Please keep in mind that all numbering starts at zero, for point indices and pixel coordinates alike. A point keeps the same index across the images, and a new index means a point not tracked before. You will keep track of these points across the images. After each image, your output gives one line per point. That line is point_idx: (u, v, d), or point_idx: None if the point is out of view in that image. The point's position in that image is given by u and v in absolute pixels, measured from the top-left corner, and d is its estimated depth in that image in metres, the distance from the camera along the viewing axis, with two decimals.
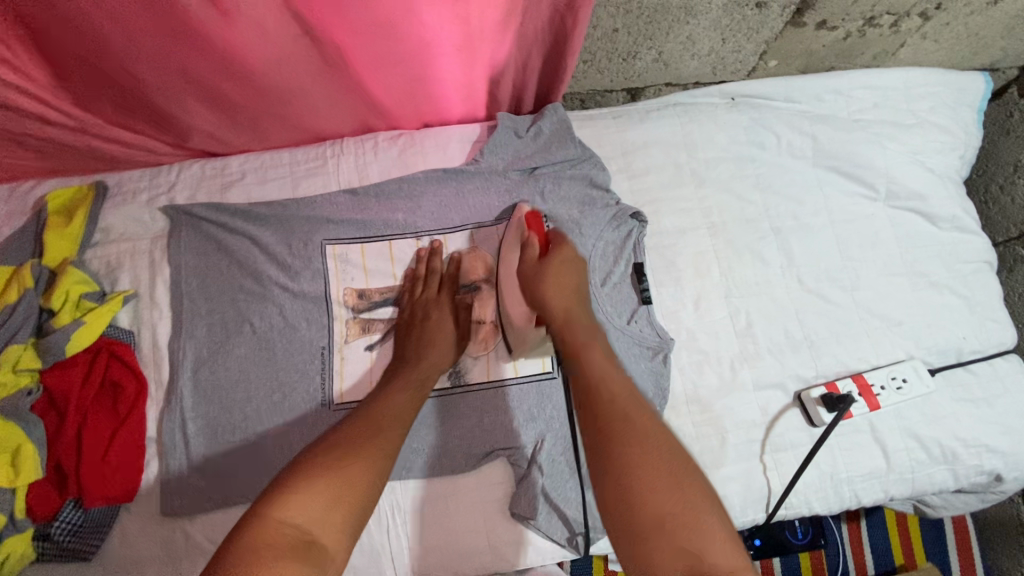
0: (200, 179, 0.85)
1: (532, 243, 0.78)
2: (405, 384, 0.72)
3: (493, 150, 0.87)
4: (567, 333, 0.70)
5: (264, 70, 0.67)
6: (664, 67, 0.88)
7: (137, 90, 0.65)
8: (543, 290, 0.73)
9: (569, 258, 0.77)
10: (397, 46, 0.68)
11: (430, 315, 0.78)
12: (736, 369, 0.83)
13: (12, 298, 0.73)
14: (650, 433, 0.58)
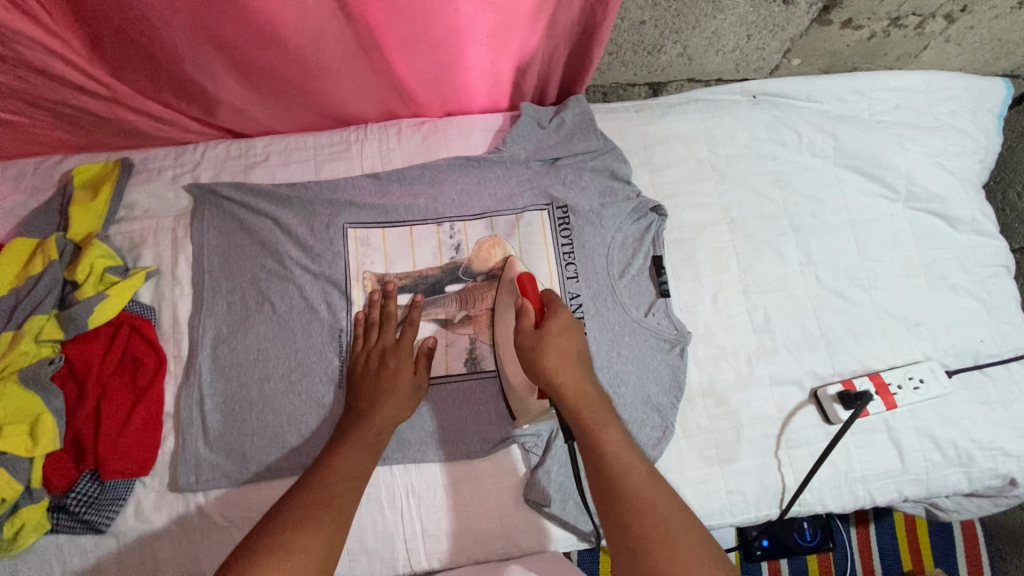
0: (224, 159, 0.85)
1: (526, 312, 0.72)
2: (354, 442, 0.69)
3: (516, 139, 0.88)
4: (578, 415, 0.66)
5: (295, 46, 0.67)
6: (687, 62, 0.89)
7: (168, 59, 0.66)
8: (543, 368, 0.68)
9: (570, 324, 0.71)
10: (430, 27, 0.68)
11: (386, 364, 0.74)
12: (753, 365, 0.82)
13: (37, 269, 0.74)
14: (665, 534, 0.56)
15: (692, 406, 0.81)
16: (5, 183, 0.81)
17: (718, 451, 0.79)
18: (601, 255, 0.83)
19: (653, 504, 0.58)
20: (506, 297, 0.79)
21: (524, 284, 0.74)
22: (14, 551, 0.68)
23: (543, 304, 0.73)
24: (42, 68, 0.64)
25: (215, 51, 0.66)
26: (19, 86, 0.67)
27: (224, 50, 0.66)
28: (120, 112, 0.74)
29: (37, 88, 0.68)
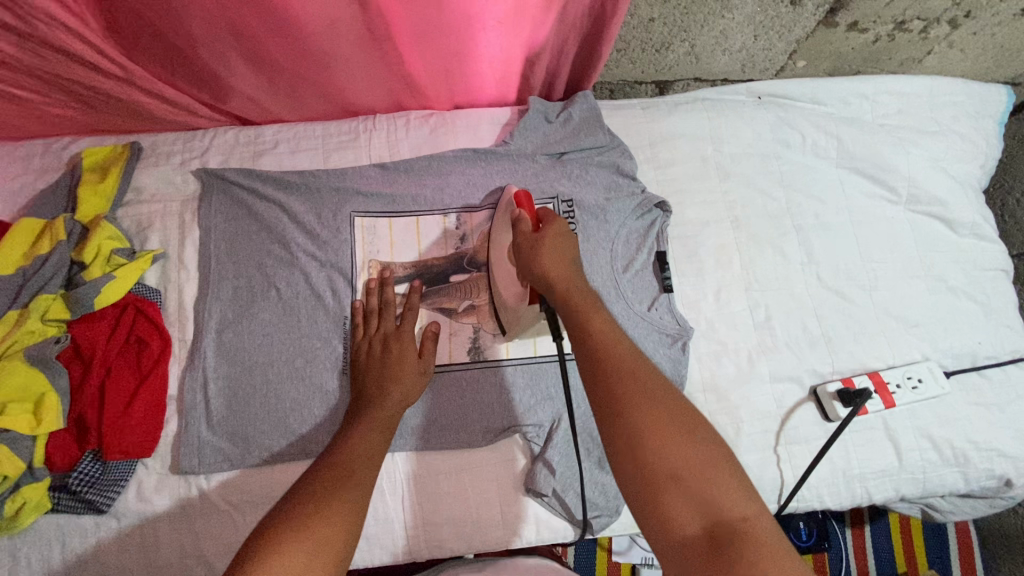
0: (233, 146, 0.86)
1: (522, 220, 0.71)
2: (366, 428, 0.67)
3: (523, 133, 0.88)
4: (568, 300, 0.63)
5: (312, 32, 0.67)
6: (694, 61, 0.90)
7: (185, 43, 0.66)
8: (540, 265, 0.66)
9: (564, 232, 0.70)
10: (444, 15, 0.69)
11: (390, 349, 0.74)
12: (754, 361, 0.83)
13: (45, 249, 0.74)
14: (652, 403, 0.53)
15: (692, 401, 0.81)
16: (14, 163, 0.82)
17: None
18: (605, 248, 0.84)
19: (653, 379, 0.55)
20: (502, 218, 0.78)
21: (519, 202, 0.73)
22: (14, 529, 0.68)
23: (539, 215, 0.72)
24: (59, 49, 0.65)
25: (233, 36, 0.66)
26: (34, 66, 0.67)
27: (242, 36, 0.66)
28: (133, 94, 0.74)
29: (51, 68, 0.68)
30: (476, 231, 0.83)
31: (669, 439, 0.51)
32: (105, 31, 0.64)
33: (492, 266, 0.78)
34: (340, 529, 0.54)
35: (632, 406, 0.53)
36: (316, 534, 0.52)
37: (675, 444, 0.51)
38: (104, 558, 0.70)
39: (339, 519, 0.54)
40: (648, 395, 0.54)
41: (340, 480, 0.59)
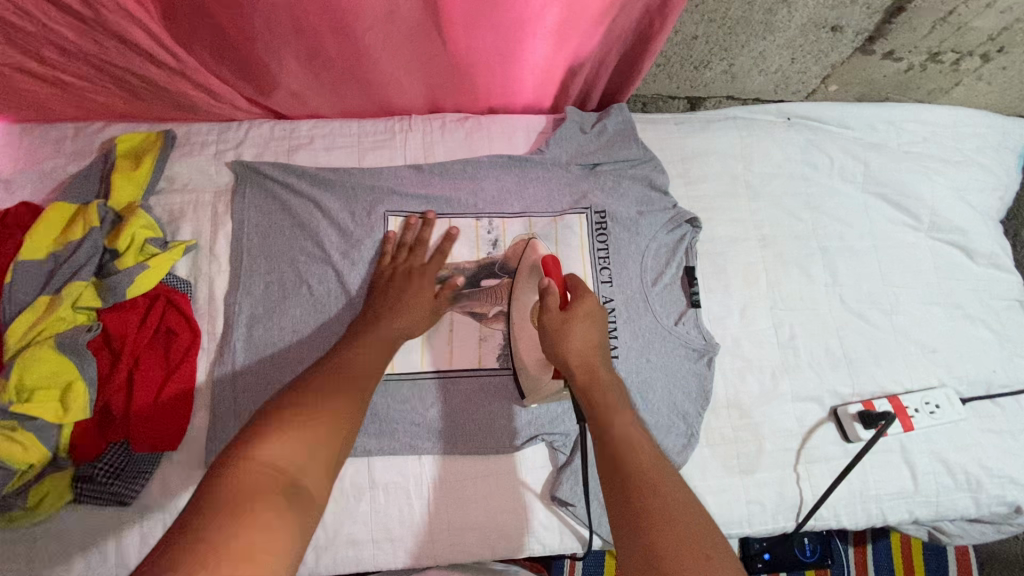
0: (268, 140, 0.85)
1: (552, 292, 0.73)
2: (374, 340, 0.72)
3: (558, 142, 0.89)
4: (591, 397, 0.66)
5: (370, 25, 0.67)
6: (730, 79, 0.91)
7: (243, 35, 0.66)
8: (564, 345, 0.70)
9: (595, 310, 0.72)
10: (502, 14, 0.69)
11: (411, 280, 0.78)
12: (778, 380, 0.84)
13: (77, 235, 0.73)
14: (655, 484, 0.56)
15: (716, 416, 0.82)
16: (47, 146, 0.81)
17: (739, 461, 0.80)
18: (635, 262, 0.85)
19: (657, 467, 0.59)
20: (527, 279, 0.81)
21: (548, 268, 0.77)
22: (37, 517, 0.68)
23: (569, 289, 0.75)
24: (116, 33, 0.64)
25: (292, 26, 0.65)
26: (87, 51, 0.66)
27: (302, 28, 0.66)
28: (179, 84, 0.73)
29: (103, 54, 0.67)
30: (516, 244, 0.83)
31: (681, 547, 0.50)
32: (165, 17, 0.63)
33: (514, 293, 0.80)
34: (339, 430, 0.60)
35: (645, 496, 0.55)
36: (316, 427, 0.58)
37: (681, 543, 0.51)
38: (125, 551, 0.70)
39: (339, 420, 0.60)
40: (657, 491, 0.55)
41: (343, 382, 0.64)
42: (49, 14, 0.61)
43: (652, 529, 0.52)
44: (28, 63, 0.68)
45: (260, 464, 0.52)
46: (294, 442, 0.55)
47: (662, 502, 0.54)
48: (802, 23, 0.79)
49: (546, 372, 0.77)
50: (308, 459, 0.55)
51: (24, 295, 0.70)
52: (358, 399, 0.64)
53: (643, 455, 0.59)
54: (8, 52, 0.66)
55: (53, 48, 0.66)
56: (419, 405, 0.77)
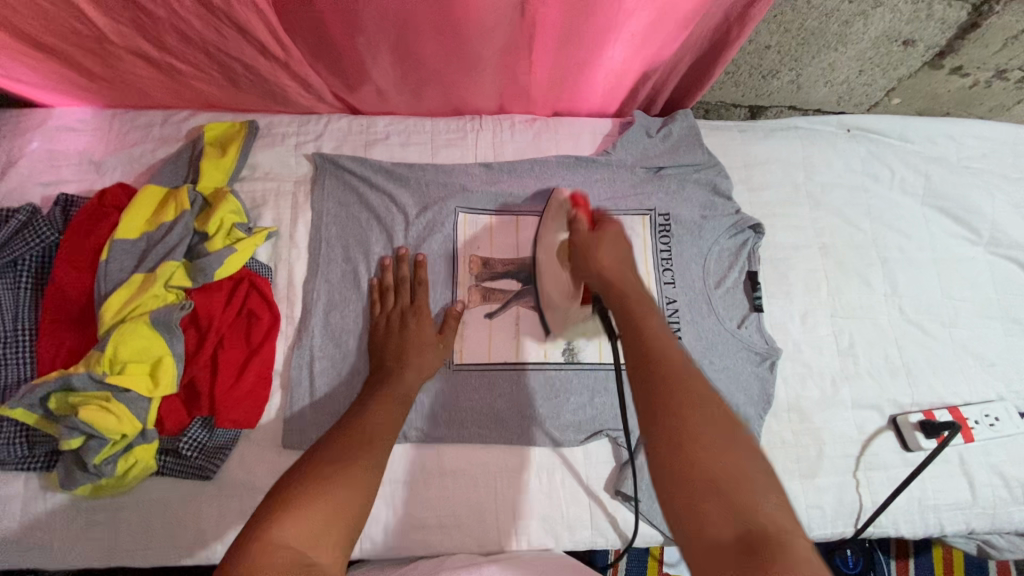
0: (346, 133, 0.88)
1: (580, 219, 0.73)
2: (386, 397, 0.69)
3: (625, 145, 0.91)
4: (623, 299, 0.63)
5: (472, 22, 0.69)
6: (796, 89, 0.92)
7: (354, 27, 0.68)
8: (596, 259, 0.68)
9: (621, 233, 0.70)
10: (595, 19, 0.71)
11: (408, 322, 0.76)
12: (838, 387, 0.85)
13: (170, 217, 0.76)
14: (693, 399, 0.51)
15: (776, 419, 0.83)
16: (137, 132, 0.84)
17: (799, 465, 0.81)
18: (697, 265, 0.87)
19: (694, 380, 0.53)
20: (553, 217, 0.79)
21: (576, 202, 0.75)
22: (121, 488, 0.70)
23: (596, 216, 0.73)
24: (230, 25, 0.67)
25: (399, 19, 0.68)
26: (207, 38, 0.69)
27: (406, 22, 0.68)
28: (278, 74, 0.76)
29: (221, 42, 0.70)
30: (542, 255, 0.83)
31: (705, 432, 0.49)
32: (285, 11, 0.65)
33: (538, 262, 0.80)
34: (358, 495, 0.54)
35: (670, 383, 0.52)
36: (331, 498, 0.52)
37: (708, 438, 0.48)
38: (205, 524, 0.72)
39: (359, 484, 0.55)
40: (683, 391, 0.52)
41: (355, 448, 0.59)
42: (182, 4, 0.64)
43: (674, 410, 0.50)
44: (143, 50, 0.71)
45: (275, 548, 0.47)
46: (308, 518, 0.50)
47: (684, 386, 0.52)
48: (876, 36, 0.80)
49: (575, 300, 0.75)
50: (322, 535, 0.49)
51: (119, 272, 0.73)
52: (373, 460, 0.58)
53: (670, 346, 0.56)
54: (123, 40, 0.69)
55: (175, 34, 0.68)
56: (486, 395, 0.78)
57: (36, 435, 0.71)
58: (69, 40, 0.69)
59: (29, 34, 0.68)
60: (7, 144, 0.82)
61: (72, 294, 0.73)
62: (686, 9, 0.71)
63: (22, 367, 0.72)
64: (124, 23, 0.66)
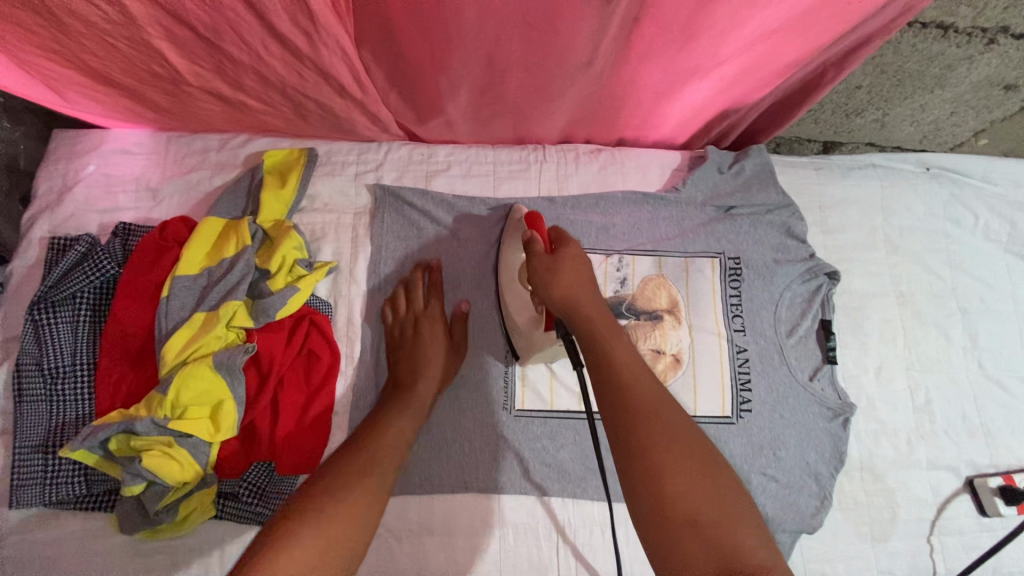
0: (407, 163, 0.85)
1: (536, 240, 0.69)
2: (401, 413, 0.70)
3: (695, 182, 0.87)
4: (592, 329, 0.62)
5: (564, 58, 0.66)
6: (879, 127, 0.87)
7: (442, 66, 0.65)
8: (557, 288, 0.64)
9: (581, 253, 0.68)
10: (695, 53, 0.67)
11: (420, 328, 0.76)
12: (913, 446, 0.81)
13: (231, 253, 0.74)
14: (659, 417, 0.55)
15: (849, 479, 0.80)
16: (193, 157, 0.82)
17: (872, 528, 0.78)
18: (769, 311, 0.83)
19: (664, 407, 0.56)
20: (513, 233, 0.77)
21: (534, 221, 0.72)
22: (180, 532, 0.69)
23: (552, 235, 0.70)
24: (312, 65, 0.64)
25: (487, 56, 0.65)
26: (287, 80, 0.66)
27: (492, 59, 0.65)
28: (349, 108, 0.73)
29: (300, 84, 0.67)
30: None
31: (684, 468, 0.52)
32: (372, 53, 0.62)
33: (501, 288, 0.77)
34: (353, 530, 0.54)
35: (645, 423, 0.55)
36: (329, 523, 0.53)
37: (679, 465, 0.52)
38: None
39: (357, 515, 0.55)
40: (652, 416, 0.55)
41: (358, 475, 0.60)
42: (270, 50, 0.61)
43: (648, 447, 0.53)
44: (217, 86, 0.68)
45: None
46: (301, 558, 0.50)
47: (657, 418, 0.55)
48: (977, 80, 0.75)
49: (539, 326, 0.71)
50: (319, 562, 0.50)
51: (180, 310, 0.71)
52: (370, 486, 0.59)
53: (644, 385, 0.58)
54: (196, 77, 0.66)
55: (255, 75, 0.66)
56: (548, 445, 0.75)
57: (95, 474, 0.70)
58: (142, 78, 0.67)
59: (102, 71, 0.66)
60: (63, 168, 0.80)
61: (131, 331, 0.72)
62: (792, 47, 0.67)
63: (82, 404, 0.71)
64: (203, 63, 0.64)
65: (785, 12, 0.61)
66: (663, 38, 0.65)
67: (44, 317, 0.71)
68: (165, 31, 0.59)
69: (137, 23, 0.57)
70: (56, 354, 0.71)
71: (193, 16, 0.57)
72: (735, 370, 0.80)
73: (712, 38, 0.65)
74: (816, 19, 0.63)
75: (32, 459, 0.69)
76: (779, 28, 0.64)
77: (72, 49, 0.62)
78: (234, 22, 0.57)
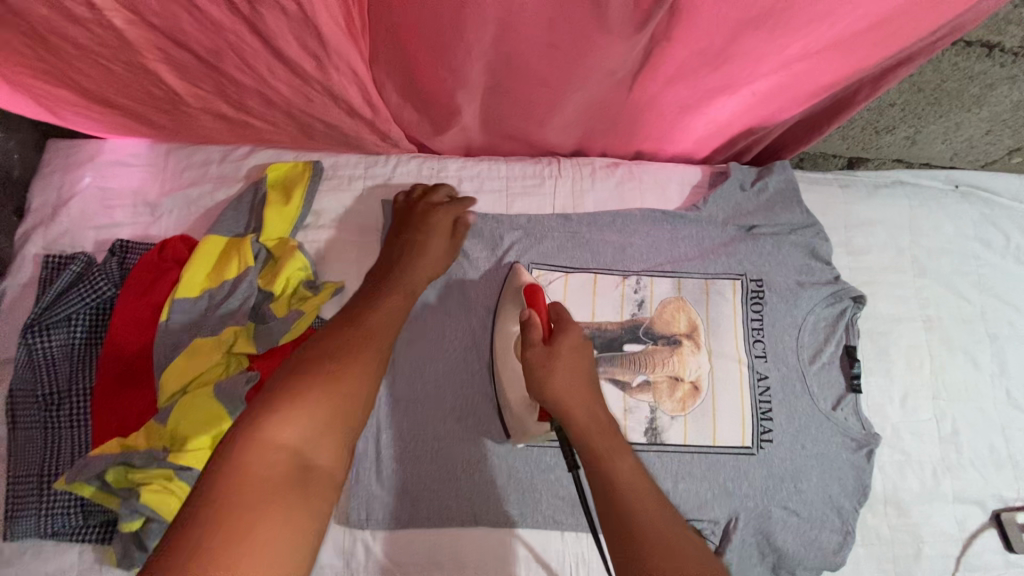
0: (415, 177, 0.81)
1: (533, 325, 0.64)
2: (397, 289, 0.70)
3: (716, 200, 0.84)
4: (588, 440, 0.61)
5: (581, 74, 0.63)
6: (909, 145, 0.83)
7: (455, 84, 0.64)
8: (552, 388, 0.62)
9: (582, 344, 0.64)
10: (722, 70, 0.65)
11: (429, 220, 0.76)
12: (939, 479, 0.78)
13: (232, 274, 0.71)
14: (660, 540, 0.56)
15: (873, 513, 0.77)
16: (193, 169, 0.78)
17: (895, 563, 0.76)
18: (791, 336, 0.80)
19: (662, 517, 0.57)
20: (512, 303, 0.73)
21: (534, 296, 0.68)
22: None
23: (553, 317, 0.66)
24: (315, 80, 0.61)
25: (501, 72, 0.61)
26: (293, 102, 0.67)
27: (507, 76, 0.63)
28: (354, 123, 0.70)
29: (306, 106, 0.68)
30: (591, 323, 0.78)
31: None
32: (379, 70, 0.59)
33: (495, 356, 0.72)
34: (348, 401, 0.58)
35: (656, 557, 0.54)
36: (325, 398, 0.57)
37: None
38: None
39: (349, 390, 0.59)
40: (652, 538, 0.56)
41: (357, 346, 0.62)
42: (275, 73, 0.62)
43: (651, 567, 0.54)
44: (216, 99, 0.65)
45: (271, 447, 0.53)
46: (299, 424, 0.55)
47: (660, 546, 0.55)
48: (1019, 100, 0.71)
49: (533, 413, 0.68)
50: (314, 437, 0.55)
51: (179, 333, 0.68)
52: (366, 359, 0.62)
53: (656, 513, 0.57)
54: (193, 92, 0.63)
55: (259, 98, 0.67)
56: (563, 476, 0.73)
57: (91, 505, 0.67)
58: (140, 99, 0.68)
59: (96, 92, 0.67)
60: (58, 180, 0.77)
61: (128, 356, 0.69)
62: (829, 66, 0.66)
63: (78, 432, 0.68)
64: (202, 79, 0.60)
65: (824, 25, 0.60)
66: (687, 57, 0.63)
67: (37, 341, 0.68)
68: (164, 56, 0.60)
69: (134, 48, 0.59)
70: (52, 379, 0.68)
71: (193, 41, 0.58)
72: (756, 399, 0.77)
73: (748, 54, 0.63)
74: (856, 36, 0.62)
75: (28, 490, 0.66)
76: (815, 48, 0.63)
77: (62, 69, 0.63)
78: (237, 46, 0.59)
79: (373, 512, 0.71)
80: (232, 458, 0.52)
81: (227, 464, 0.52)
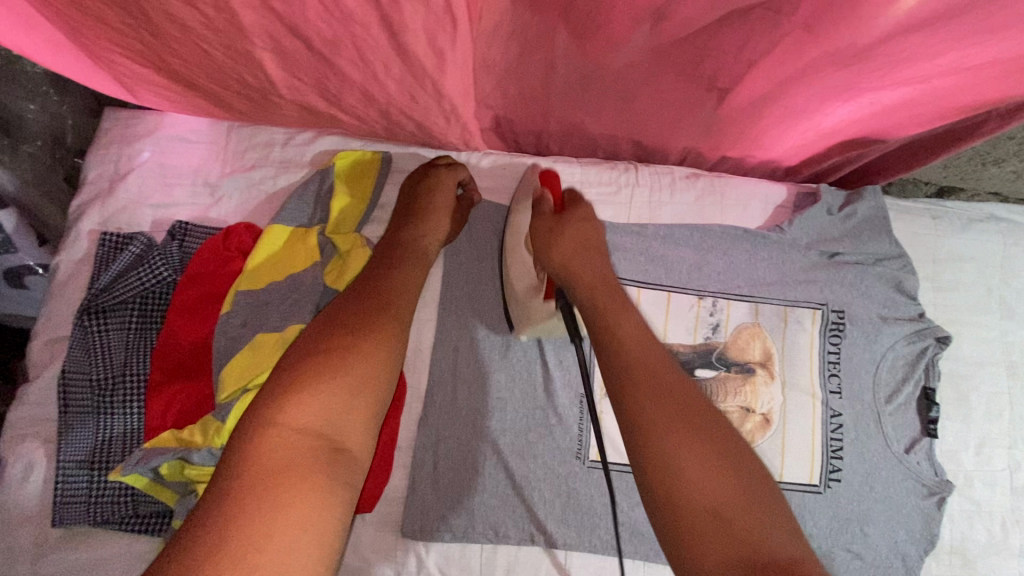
0: (486, 176, 0.78)
1: (544, 200, 0.67)
2: (413, 260, 0.64)
3: (802, 222, 0.79)
4: (584, 297, 0.57)
5: None
6: (1012, 179, 0.78)
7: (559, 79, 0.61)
8: (551, 253, 0.61)
9: (590, 214, 0.65)
10: None
11: (435, 199, 0.69)
12: (1008, 531, 0.76)
13: (298, 266, 0.68)
14: (654, 373, 0.49)
15: (936, 561, 0.75)
16: (256, 150, 0.74)
17: None
18: (868, 372, 0.76)
19: (654, 353, 0.51)
20: (522, 197, 0.72)
21: (547, 178, 0.69)
22: None
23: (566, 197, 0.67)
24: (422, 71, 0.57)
25: None
26: (379, 93, 0.64)
27: None
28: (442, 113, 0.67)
29: (394, 97, 0.65)
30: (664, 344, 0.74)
31: (673, 417, 0.47)
32: None
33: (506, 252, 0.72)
34: (374, 371, 0.53)
35: (642, 380, 0.49)
36: (344, 378, 0.51)
37: (678, 430, 0.46)
38: None
39: (370, 368, 0.53)
40: (652, 372, 0.49)
41: (371, 312, 0.56)
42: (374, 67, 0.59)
43: (641, 395, 0.48)
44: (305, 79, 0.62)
45: (288, 435, 0.48)
46: (325, 404, 0.50)
47: (659, 388, 0.48)
48: None
49: (537, 293, 0.68)
50: (341, 417, 0.50)
51: (240, 328, 0.65)
52: (386, 327, 0.56)
53: (647, 347, 0.52)
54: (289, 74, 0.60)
55: (359, 93, 0.64)
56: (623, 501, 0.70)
57: (141, 496, 0.65)
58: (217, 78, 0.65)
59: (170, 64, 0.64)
60: (116, 153, 0.73)
61: (185, 346, 0.66)
62: None
63: (131, 418, 0.65)
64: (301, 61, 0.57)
65: None
66: None
67: (96, 323, 0.66)
68: (272, 43, 0.57)
69: (244, 33, 0.55)
70: (108, 362, 0.66)
71: (310, 29, 0.54)
72: (828, 437, 0.74)
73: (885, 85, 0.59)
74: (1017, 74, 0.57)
75: (77, 476, 0.64)
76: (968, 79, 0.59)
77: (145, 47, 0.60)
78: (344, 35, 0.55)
79: (426, 523, 0.69)
80: (242, 450, 0.47)
81: (234, 457, 0.47)
